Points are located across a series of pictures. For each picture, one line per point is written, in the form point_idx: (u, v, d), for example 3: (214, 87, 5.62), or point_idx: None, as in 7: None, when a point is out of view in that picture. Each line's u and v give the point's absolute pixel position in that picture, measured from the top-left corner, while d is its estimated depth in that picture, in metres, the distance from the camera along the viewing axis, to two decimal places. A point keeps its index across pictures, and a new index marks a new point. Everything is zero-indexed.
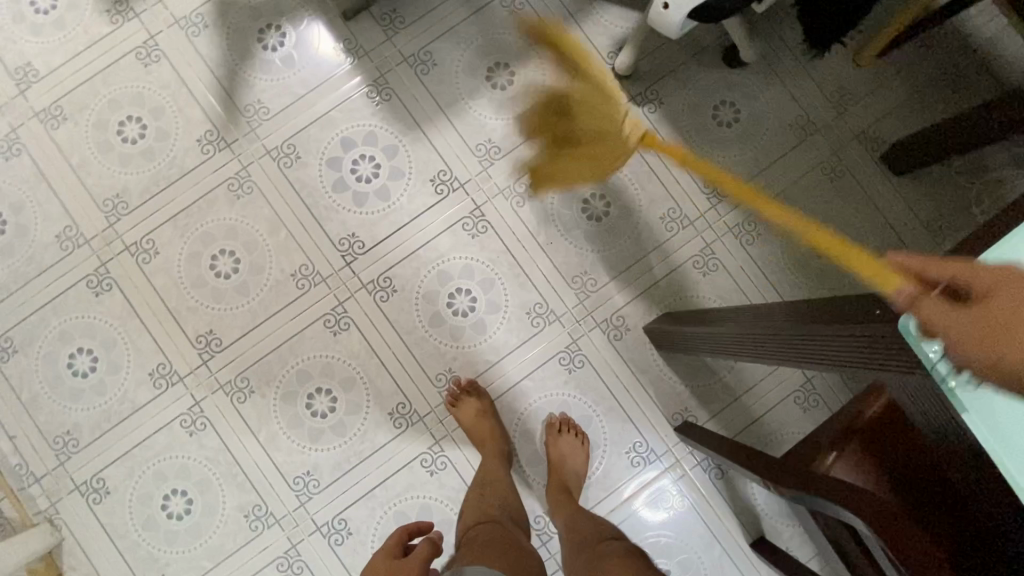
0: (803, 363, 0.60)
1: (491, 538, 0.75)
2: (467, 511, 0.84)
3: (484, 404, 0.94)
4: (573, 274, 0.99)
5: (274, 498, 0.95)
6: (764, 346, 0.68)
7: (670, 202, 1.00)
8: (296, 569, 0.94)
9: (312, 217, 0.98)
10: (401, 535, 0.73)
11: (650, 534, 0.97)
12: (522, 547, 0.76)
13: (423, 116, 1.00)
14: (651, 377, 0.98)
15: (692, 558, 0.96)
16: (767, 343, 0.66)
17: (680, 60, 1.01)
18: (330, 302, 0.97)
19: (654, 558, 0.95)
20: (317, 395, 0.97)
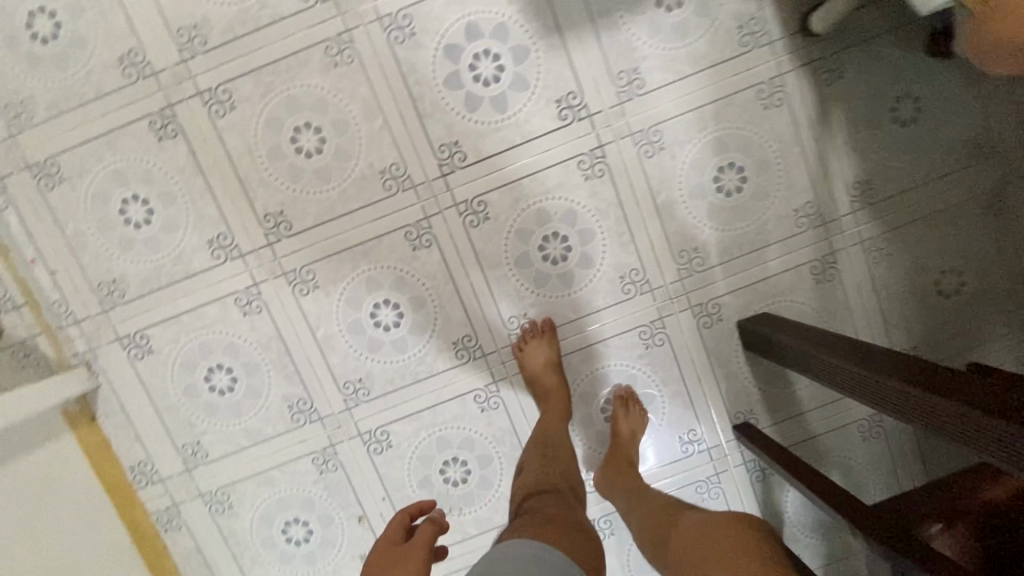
0: (900, 417, 0.60)
1: (551, 515, 0.74)
2: (528, 467, 0.84)
3: (553, 354, 0.89)
4: (681, 247, 0.90)
5: (322, 396, 0.93)
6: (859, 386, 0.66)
7: (810, 195, 0.89)
8: (330, 466, 0.95)
9: (415, 110, 0.86)
10: (403, 516, 0.66)
11: None
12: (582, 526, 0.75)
13: (569, 20, 0.84)
14: (726, 372, 0.94)
15: None
16: (868, 386, 0.64)
17: (876, 31, 0.85)
18: (416, 212, 0.88)
19: None
20: (383, 306, 0.91)
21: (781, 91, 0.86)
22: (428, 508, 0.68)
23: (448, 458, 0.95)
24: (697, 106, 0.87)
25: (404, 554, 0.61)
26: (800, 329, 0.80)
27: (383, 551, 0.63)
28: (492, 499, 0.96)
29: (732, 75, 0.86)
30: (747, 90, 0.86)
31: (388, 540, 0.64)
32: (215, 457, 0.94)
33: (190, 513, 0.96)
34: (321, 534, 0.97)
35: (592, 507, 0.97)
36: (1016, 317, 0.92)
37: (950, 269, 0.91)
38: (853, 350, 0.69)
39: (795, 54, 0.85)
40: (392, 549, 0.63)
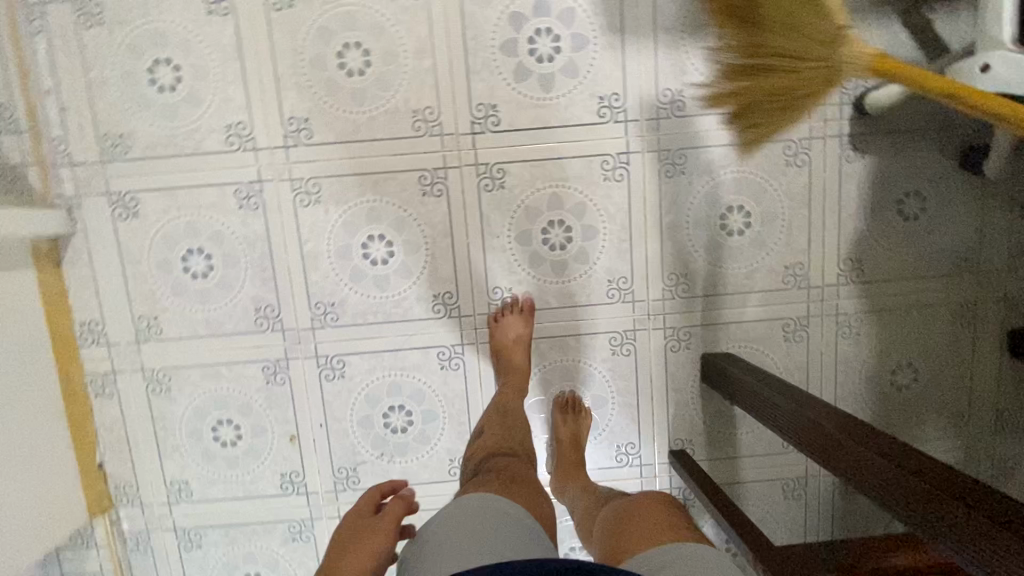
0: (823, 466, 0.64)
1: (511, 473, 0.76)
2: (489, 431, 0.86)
3: (524, 333, 0.91)
4: (672, 269, 0.93)
5: (291, 308, 0.93)
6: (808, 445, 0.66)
7: (804, 257, 0.93)
8: (279, 378, 0.95)
9: (464, 63, 0.87)
10: (374, 495, 0.77)
11: None
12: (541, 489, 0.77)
13: (632, 23, 0.86)
14: (678, 398, 0.97)
15: None
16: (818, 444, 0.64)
17: (908, 125, 0.90)
18: (434, 160, 0.89)
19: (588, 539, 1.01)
20: (375, 240, 0.92)
21: (806, 152, 0.90)
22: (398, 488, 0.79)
23: (394, 404, 0.96)
24: (725, 143, 0.90)
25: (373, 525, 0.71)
26: (760, 373, 0.84)
27: (352, 523, 0.73)
28: (425, 455, 0.97)
29: None
30: (775, 143, 0.90)
31: (357, 515, 0.74)
32: (168, 338, 0.94)
33: (127, 385, 0.95)
34: (250, 442, 0.97)
35: None
36: (950, 425, 0.98)
37: (908, 363, 0.96)
38: (801, 400, 0.73)
39: (830, 123, 0.89)
40: (363, 518, 0.73)
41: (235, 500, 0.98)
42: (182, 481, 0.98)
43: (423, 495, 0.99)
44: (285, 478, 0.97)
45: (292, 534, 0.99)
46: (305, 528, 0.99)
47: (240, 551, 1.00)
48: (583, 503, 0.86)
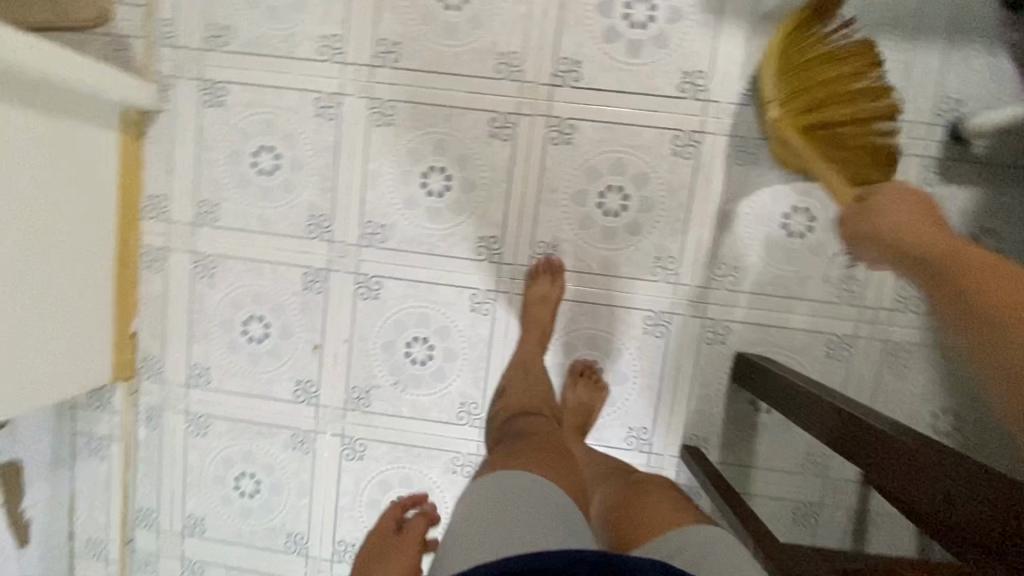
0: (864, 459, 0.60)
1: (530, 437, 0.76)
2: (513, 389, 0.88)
3: (554, 295, 0.91)
4: (723, 259, 0.91)
5: (342, 222, 0.96)
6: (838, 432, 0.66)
7: (862, 275, 0.90)
8: (316, 287, 0.97)
9: (558, 17, 0.89)
10: (396, 509, 0.76)
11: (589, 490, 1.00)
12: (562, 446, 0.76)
13: (731, 7, 0.86)
14: (702, 393, 0.94)
15: None
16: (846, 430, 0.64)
17: (1000, 160, 0.86)
18: (509, 105, 0.91)
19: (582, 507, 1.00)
20: (435, 172, 0.94)
21: None
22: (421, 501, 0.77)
23: (419, 336, 0.97)
24: None
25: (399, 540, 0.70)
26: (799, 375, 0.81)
27: (377, 541, 0.71)
28: (437, 394, 0.98)
29: None
30: None
31: (380, 532, 0.73)
32: (223, 227, 0.97)
33: (175, 263, 0.99)
34: (275, 343, 0.99)
35: None
36: None
37: None
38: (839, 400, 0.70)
39: (915, 142, 0.87)
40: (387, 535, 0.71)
41: (248, 397, 1.01)
42: (204, 367, 1.01)
43: (426, 433, 0.99)
44: (300, 385, 0.99)
45: (294, 442, 1.01)
46: (307, 439, 1.01)
47: (242, 447, 1.02)
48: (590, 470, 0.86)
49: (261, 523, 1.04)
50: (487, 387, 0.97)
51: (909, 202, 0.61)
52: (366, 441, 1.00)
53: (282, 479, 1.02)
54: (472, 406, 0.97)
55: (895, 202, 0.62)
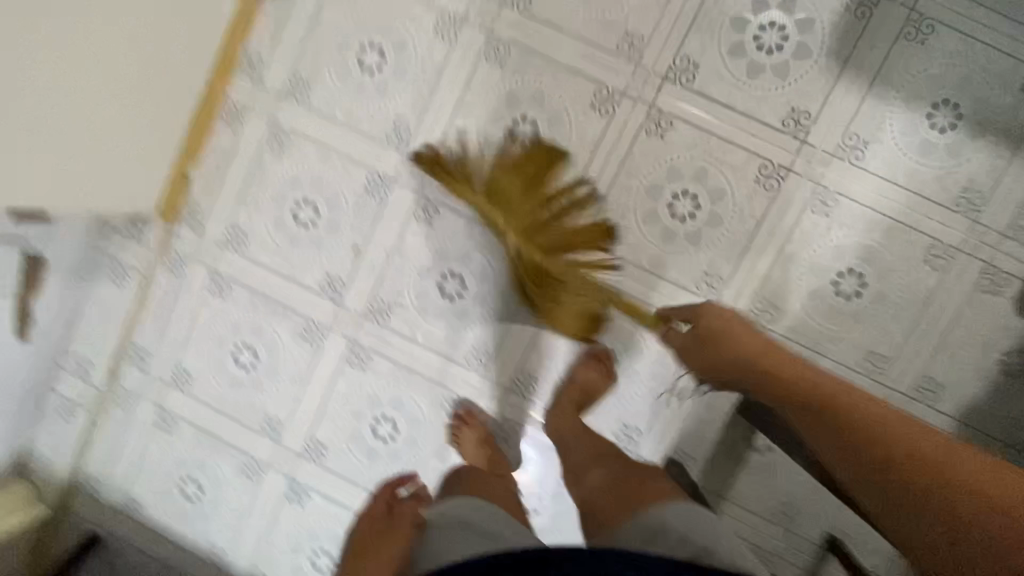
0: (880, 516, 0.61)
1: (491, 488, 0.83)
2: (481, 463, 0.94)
3: (487, 436, 0.98)
4: (765, 295, 0.93)
5: (422, 140, 0.97)
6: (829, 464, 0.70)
7: (889, 353, 0.92)
8: (375, 193, 0.98)
9: (694, 16, 0.90)
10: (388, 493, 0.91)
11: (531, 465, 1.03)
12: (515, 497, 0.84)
13: (858, 61, 0.88)
14: (702, 413, 0.96)
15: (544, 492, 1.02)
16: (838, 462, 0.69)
17: None
18: (619, 83, 0.92)
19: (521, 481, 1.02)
20: (525, 123, 0.95)
21: (946, 259, 0.90)
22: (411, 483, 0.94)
23: (456, 272, 0.98)
24: (877, 211, 0.90)
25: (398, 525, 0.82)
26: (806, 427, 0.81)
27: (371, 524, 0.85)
28: (456, 331, 0.99)
29: (926, 215, 0.89)
30: (924, 236, 0.90)
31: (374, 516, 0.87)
32: (307, 106, 0.98)
33: (250, 126, 1.00)
34: (318, 233, 1.00)
35: (513, 406, 1.00)
36: None
37: None
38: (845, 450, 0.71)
39: (982, 245, 0.89)
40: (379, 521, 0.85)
41: (275, 275, 1.02)
42: (243, 233, 1.02)
43: (432, 365, 1.01)
44: (328, 280, 1.01)
45: (304, 331, 1.02)
46: (318, 333, 1.02)
47: (252, 320, 1.03)
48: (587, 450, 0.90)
49: (246, 398, 1.05)
50: (503, 341, 0.99)
51: (739, 323, 0.79)
52: (373, 352, 1.01)
53: (280, 362, 1.03)
54: (484, 354, 1.00)
55: (717, 319, 0.80)
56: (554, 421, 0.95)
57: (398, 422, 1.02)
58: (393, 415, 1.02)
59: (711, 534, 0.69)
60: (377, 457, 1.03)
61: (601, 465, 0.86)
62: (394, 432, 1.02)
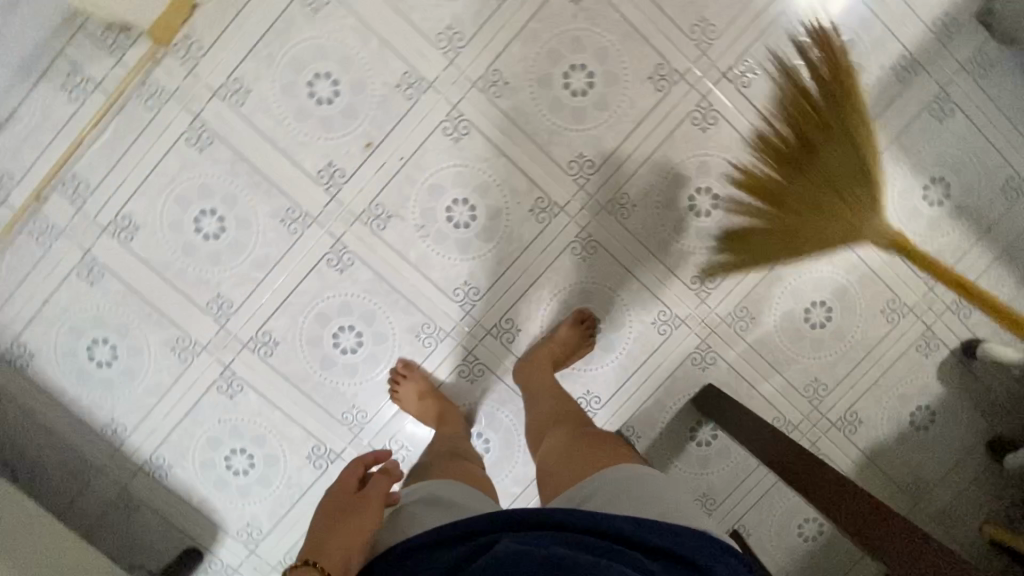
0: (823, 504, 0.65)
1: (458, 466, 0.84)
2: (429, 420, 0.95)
3: (425, 386, 0.97)
4: (749, 306, 0.98)
5: (471, 53, 0.90)
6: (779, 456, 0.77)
7: (831, 385, 1.01)
8: (406, 92, 0.91)
9: (766, 25, 0.92)
10: (358, 467, 0.77)
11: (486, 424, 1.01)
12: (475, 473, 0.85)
13: (886, 119, 0.95)
14: (661, 400, 1.00)
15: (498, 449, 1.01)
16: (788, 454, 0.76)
17: (967, 363, 1.02)
18: (682, 63, 0.91)
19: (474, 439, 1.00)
20: (583, 71, 0.91)
21: (899, 316, 1.00)
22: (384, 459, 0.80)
23: (468, 200, 0.94)
24: (861, 258, 0.99)
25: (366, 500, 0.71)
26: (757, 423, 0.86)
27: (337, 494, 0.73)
28: (450, 261, 0.96)
29: (895, 273, 1.00)
30: (888, 290, 1.00)
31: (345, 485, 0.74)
32: None
33: None
34: (331, 115, 0.91)
35: (487, 349, 0.99)
36: None
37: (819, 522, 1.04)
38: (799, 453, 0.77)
39: (929, 312, 1.00)
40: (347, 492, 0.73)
41: (269, 145, 0.91)
42: (244, 88, 0.90)
43: (416, 288, 0.96)
44: (328, 169, 0.92)
45: (285, 215, 0.93)
46: (300, 221, 0.93)
47: (228, 187, 0.92)
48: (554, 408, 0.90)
49: (197, 269, 0.93)
50: (496, 283, 0.97)
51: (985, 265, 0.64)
52: (356, 258, 0.95)
53: (248, 241, 0.93)
54: (473, 291, 0.97)
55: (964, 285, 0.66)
56: (525, 372, 0.95)
57: (364, 336, 0.97)
58: (360, 328, 0.97)
59: (635, 502, 0.69)
60: (329, 367, 0.97)
61: (559, 426, 0.87)
62: (357, 346, 0.97)
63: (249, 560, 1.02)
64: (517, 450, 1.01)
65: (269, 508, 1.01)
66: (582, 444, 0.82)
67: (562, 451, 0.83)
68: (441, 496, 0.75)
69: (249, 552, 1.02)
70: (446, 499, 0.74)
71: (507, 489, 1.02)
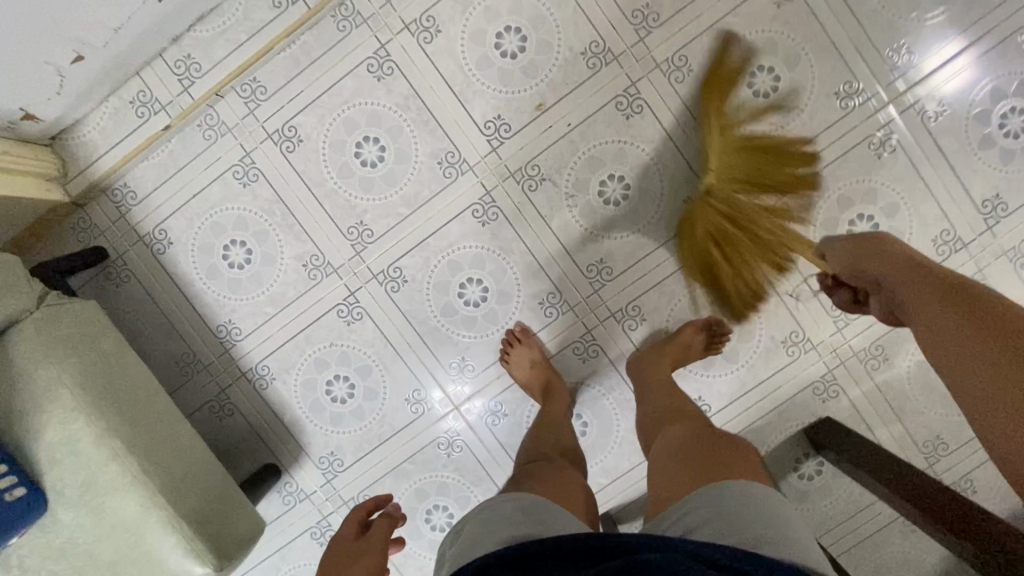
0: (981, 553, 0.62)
1: (545, 471, 0.78)
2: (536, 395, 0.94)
3: (538, 356, 0.95)
4: (882, 344, 0.95)
5: (662, 36, 0.90)
6: (928, 502, 0.70)
7: (952, 446, 0.96)
8: (589, 62, 0.91)
9: (967, 64, 0.89)
10: (359, 512, 0.68)
11: (588, 411, 0.99)
12: (565, 474, 0.78)
13: None
14: (771, 421, 0.97)
15: (598, 440, 0.99)
16: (944, 505, 0.69)
17: None
18: (870, 88, 0.90)
19: (575, 425, 0.99)
20: (769, 74, 0.90)
21: None
22: (384, 505, 0.70)
23: (623, 178, 0.93)
24: None
25: (366, 545, 0.62)
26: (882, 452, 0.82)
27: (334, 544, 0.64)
28: (591, 236, 0.95)
29: None
30: None
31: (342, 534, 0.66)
32: None
33: None
34: (511, 70, 0.91)
35: (608, 332, 0.97)
36: None
37: None
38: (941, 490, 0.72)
39: None
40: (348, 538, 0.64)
41: (444, 87, 0.92)
42: (434, 27, 0.91)
43: (550, 255, 0.96)
44: (495, 121, 0.93)
45: (443, 158, 0.94)
46: (456, 166, 0.94)
47: (396, 119, 0.93)
48: (669, 408, 0.85)
49: (346, 193, 0.95)
50: (632, 268, 0.95)
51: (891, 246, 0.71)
52: (500, 215, 0.95)
53: (402, 175, 0.94)
54: (606, 270, 0.96)
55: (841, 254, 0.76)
56: (642, 363, 0.92)
57: (488, 292, 0.97)
58: (488, 283, 0.96)
59: (768, 519, 0.60)
60: (450, 315, 0.97)
61: (675, 428, 0.80)
62: (480, 300, 0.97)
63: (322, 490, 1.02)
64: (612, 442, 0.99)
65: (355, 441, 1.01)
66: (706, 446, 0.74)
67: (679, 450, 0.75)
68: (510, 513, 0.66)
69: (325, 481, 1.02)
70: (516, 516, 0.65)
71: (593, 478, 1.00)
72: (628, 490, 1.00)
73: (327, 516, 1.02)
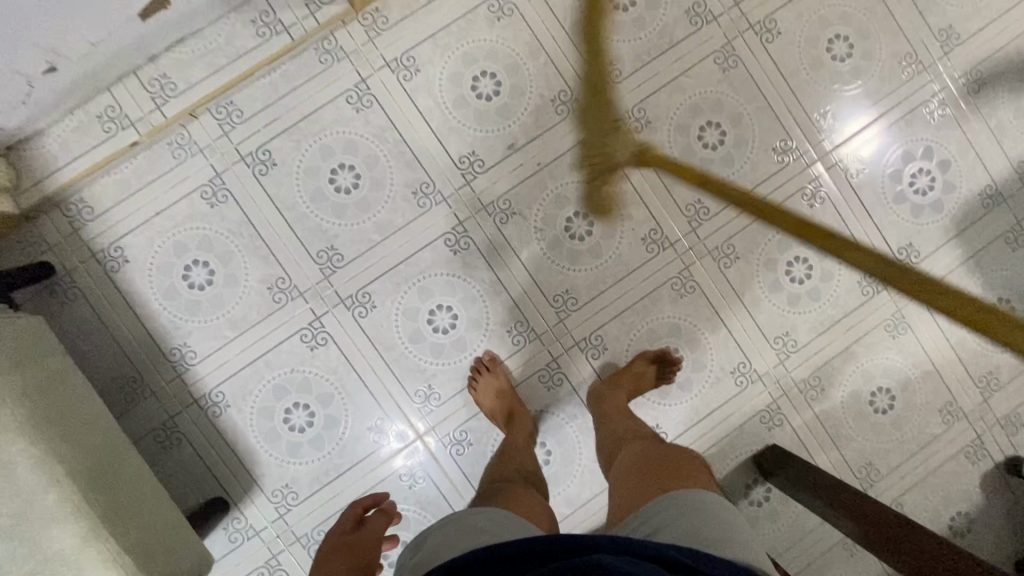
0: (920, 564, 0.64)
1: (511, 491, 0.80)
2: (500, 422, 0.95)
3: (505, 385, 0.96)
4: (819, 375, 1.03)
5: (623, 89, 0.99)
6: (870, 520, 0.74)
7: (881, 471, 1.04)
8: (559, 108, 0.98)
9: (880, 130, 1.03)
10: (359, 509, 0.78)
11: (551, 441, 1.01)
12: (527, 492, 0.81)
13: (969, 235, 1.04)
14: (723, 447, 1.02)
15: (560, 470, 1.01)
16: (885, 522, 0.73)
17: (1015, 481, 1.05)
18: (802, 146, 1.02)
19: (538, 454, 1.00)
20: (717, 129, 1.01)
21: (956, 419, 1.05)
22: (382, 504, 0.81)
23: (588, 215, 0.99)
24: (928, 355, 1.05)
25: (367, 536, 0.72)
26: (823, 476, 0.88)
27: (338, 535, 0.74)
28: (558, 268, 1.00)
29: (959, 378, 1.05)
30: (949, 392, 1.05)
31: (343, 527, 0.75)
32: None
33: None
34: (486, 110, 0.97)
35: (572, 361, 1.01)
36: None
37: None
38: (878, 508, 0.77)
39: (983, 423, 1.05)
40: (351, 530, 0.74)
41: (422, 122, 0.97)
42: (415, 66, 0.96)
43: (518, 285, 0.99)
44: (470, 156, 0.98)
45: (418, 188, 0.97)
46: (430, 196, 0.97)
47: (373, 149, 0.96)
48: (628, 430, 0.89)
49: (319, 217, 0.96)
50: (595, 299, 1.00)
51: None
52: (472, 244, 0.98)
53: (376, 202, 0.96)
54: (571, 300, 1.00)
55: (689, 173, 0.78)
56: (604, 390, 0.96)
57: (457, 319, 0.98)
58: (457, 311, 0.98)
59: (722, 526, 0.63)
60: (418, 342, 0.98)
61: (634, 445, 0.83)
62: (449, 327, 0.98)
63: (274, 525, 0.96)
64: (575, 470, 1.01)
65: (313, 472, 0.97)
66: (661, 460, 0.77)
67: (637, 466, 0.78)
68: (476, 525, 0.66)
69: (277, 516, 0.96)
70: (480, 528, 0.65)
71: (555, 508, 1.01)
72: (589, 519, 1.01)
73: (278, 554, 0.97)
